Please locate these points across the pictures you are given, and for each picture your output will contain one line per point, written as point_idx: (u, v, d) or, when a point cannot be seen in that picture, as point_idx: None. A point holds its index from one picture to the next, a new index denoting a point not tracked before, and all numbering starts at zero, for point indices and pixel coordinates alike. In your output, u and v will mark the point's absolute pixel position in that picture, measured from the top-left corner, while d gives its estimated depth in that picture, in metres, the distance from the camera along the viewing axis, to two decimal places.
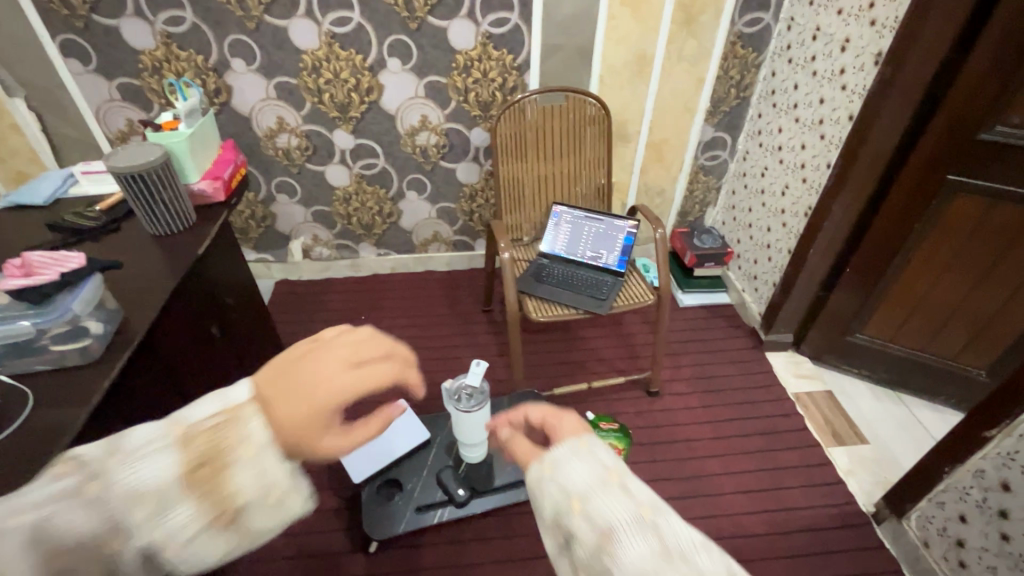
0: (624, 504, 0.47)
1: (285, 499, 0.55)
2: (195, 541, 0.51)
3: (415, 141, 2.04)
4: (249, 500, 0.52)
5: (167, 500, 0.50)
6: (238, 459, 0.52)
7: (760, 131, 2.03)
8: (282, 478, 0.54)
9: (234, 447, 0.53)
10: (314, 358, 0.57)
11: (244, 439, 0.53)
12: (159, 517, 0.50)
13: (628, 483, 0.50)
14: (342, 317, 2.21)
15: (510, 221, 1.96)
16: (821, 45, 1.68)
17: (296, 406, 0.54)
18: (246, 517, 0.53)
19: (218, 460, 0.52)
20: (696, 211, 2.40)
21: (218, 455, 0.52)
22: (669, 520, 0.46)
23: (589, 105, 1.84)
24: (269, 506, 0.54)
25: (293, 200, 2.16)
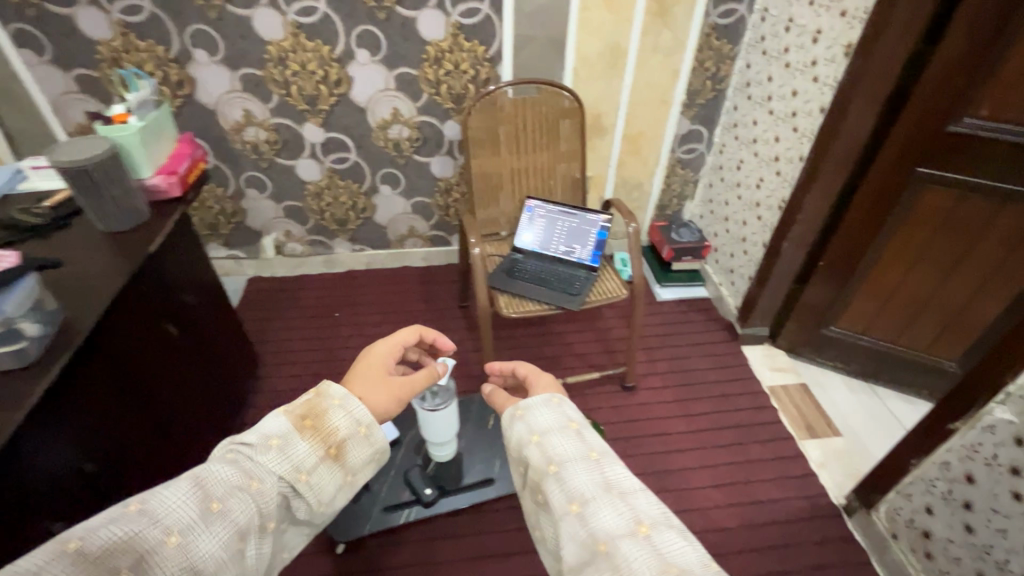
0: (579, 444, 0.76)
1: (372, 432, 0.79)
2: (317, 470, 0.74)
3: (387, 135, 2.00)
4: (347, 432, 0.78)
5: (292, 441, 0.73)
6: (331, 404, 0.78)
7: (736, 124, 2.01)
8: (366, 415, 0.79)
9: (327, 403, 0.78)
10: (366, 354, 1.02)
11: (333, 396, 0.80)
12: (288, 453, 0.72)
13: (585, 432, 0.79)
14: (316, 314, 2.18)
15: (484, 215, 1.93)
16: (793, 37, 1.66)
17: (366, 377, 0.95)
18: (350, 445, 0.77)
19: (317, 413, 0.77)
20: (673, 204, 2.38)
21: (317, 409, 0.78)
22: (607, 458, 0.75)
23: (561, 98, 1.82)
24: (363, 436, 0.78)
25: (263, 195, 2.11)
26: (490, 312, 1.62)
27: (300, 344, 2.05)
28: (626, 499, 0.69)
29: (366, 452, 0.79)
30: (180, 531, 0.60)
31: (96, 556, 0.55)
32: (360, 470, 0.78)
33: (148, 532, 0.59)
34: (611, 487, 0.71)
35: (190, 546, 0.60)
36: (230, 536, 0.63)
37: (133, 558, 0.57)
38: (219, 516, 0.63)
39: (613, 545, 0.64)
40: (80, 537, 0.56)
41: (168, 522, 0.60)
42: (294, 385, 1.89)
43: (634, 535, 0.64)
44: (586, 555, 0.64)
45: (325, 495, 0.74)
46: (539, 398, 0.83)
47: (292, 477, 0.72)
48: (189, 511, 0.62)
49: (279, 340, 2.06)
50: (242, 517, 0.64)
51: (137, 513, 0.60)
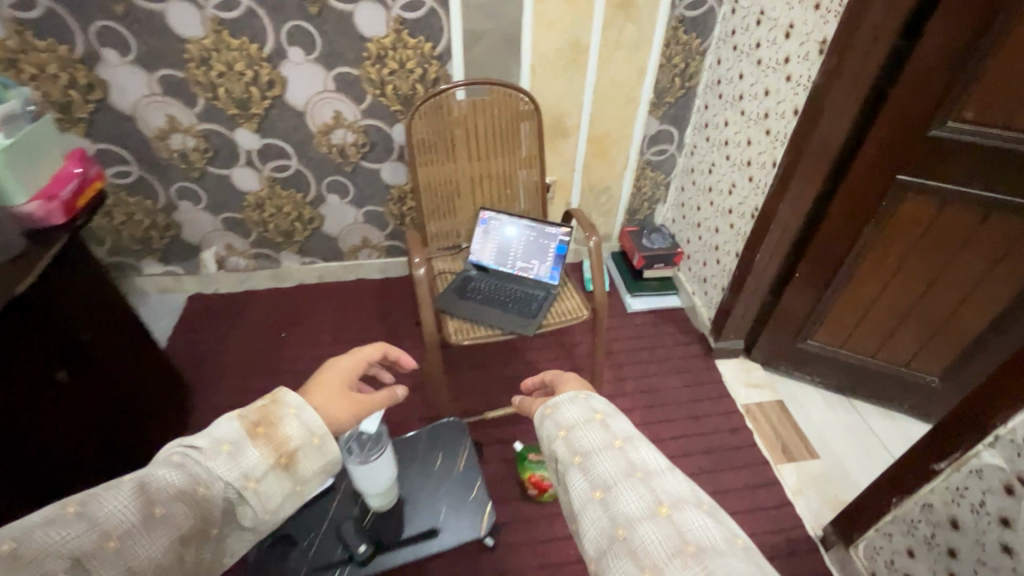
0: (603, 434, 0.78)
1: (325, 442, 0.73)
2: (266, 478, 0.68)
3: (330, 140, 1.83)
4: (300, 441, 0.71)
5: (240, 448, 0.67)
6: (285, 413, 0.72)
7: (707, 124, 1.88)
8: (321, 424, 0.73)
9: (281, 411, 0.72)
10: (329, 362, 0.91)
11: (288, 404, 0.73)
12: (237, 459, 0.66)
13: (611, 422, 0.81)
14: (261, 333, 2.01)
15: (436, 229, 1.75)
16: (764, 31, 1.53)
17: (327, 391, 0.84)
18: (302, 455, 0.71)
19: (269, 421, 0.71)
20: (645, 208, 2.25)
21: (270, 416, 0.72)
22: (632, 444, 0.76)
23: (517, 99, 1.65)
24: (316, 446, 0.72)
25: (198, 208, 1.93)
26: (438, 338, 1.48)
27: (241, 369, 1.88)
28: (648, 482, 0.69)
29: (318, 464, 0.72)
30: (122, 535, 0.54)
31: (35, 555, 0.50)
32: (310, 482, 0.72)
33: (86, 536, 0.52)
34: (635, 471, 0.72)
35: (129, 553, 0.54)
36: (175, 542, 0.57)
37: (70, 561, 0.51)
38: (161, 522, 0.57)
39: (633, 529, 0.65)
40: (14, 538, 0.50)
41: (106, 526, 0.54)
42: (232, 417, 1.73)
43: (655, 519, 0.65)
44: (608, 540, 0.66)
45: (271, 504, 0.68)
46: (565, 396, 0.85)
47: (238, 483, 0.66)
48: (129, 516, 0.55)
49: (217, 364, 1.89)
50: (186, 522, 0.59)
51: (75, 516, 0.54)
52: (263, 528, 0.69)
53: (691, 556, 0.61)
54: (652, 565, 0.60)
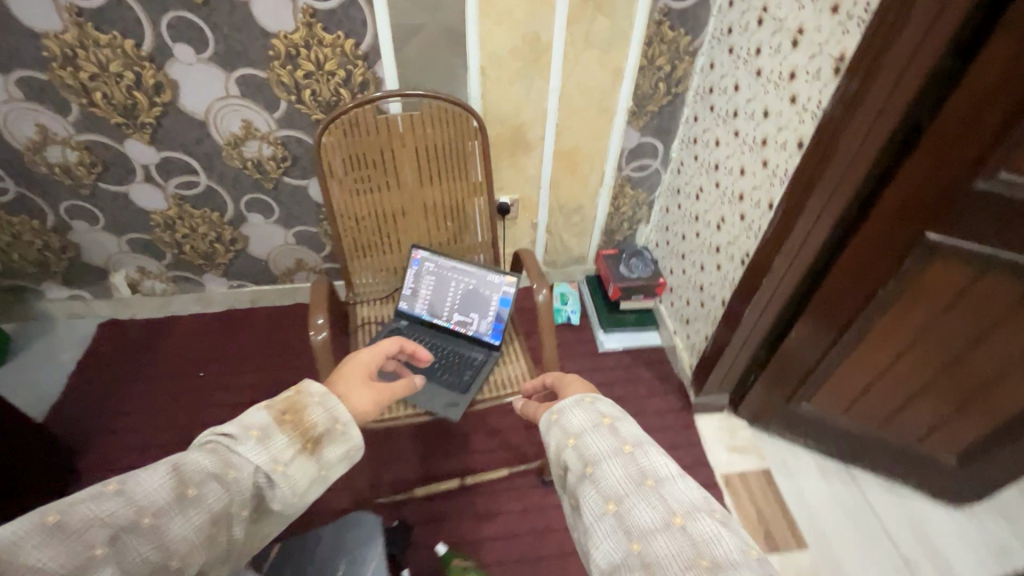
0: (612, 439, 0.73)
1: (348, 428, 0.75)
2: (293, 465, 0.68)
3: (242, 153, 1.53)
4: (324, 427, 0.73)
5: (269, 434, 0.68)
6: (312, 401, 0.74)
7: (696, 140, 1.56)
8: (345, 412, 0.76)
9: (307, 399, 0.74)
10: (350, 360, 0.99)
11: (313, 393, 0.75)
12: (267, 445, 0.67)
13: (620, 426, 0.76)
14: (175, 372, 1.74)
15: (360, 267, 1.45)
16: (766, 34, 1.20)
17: (348, 380, 0.91)
18: (327, 441, 0.72)
19: (297, 410, 0.72)
20: (624, 229, 1.95)
21: (297, 405, 0.73)
22: (642, 449, 0.71)
23: (456, 115, 1.32)
24: (341, 433, 0.74)
25: (96, 228, 1.65)
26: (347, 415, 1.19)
27: (145, 416, 1.62)
28: (658, 490, 0.65)
29: (343, 451, 0.74)
30: (155, 512, 0.57)
31: (75, 529, 0.53)
32: (333, 469, 0.73)
33: (124, 511, 0.56)
34: (646, 479, 0.67)
35: (163, 530, 0.57)
36: (206, 524, 0.60)
37: (106, 537, 0.54)
38: (191, 504, 0.59)
39: (646, 543, 0.60)
40: (60, 511, 0.54)
41: (138, 503, 0.57)
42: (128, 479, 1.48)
43: (668, 529, 0.60)
44: (620, 557, 0.61)
45: (300, 490, 0.69)
46: (571, 401, 0.81)
47: (268, 467, 0.67)
48: (163, 496, 0.58)
49: (119, 410, 1.63)
50: (218, 504, 0.61)
51: (114, 492, 0.57)
52: (291, 512, 0.69)
53: (708, 571, 0.56)
54: None
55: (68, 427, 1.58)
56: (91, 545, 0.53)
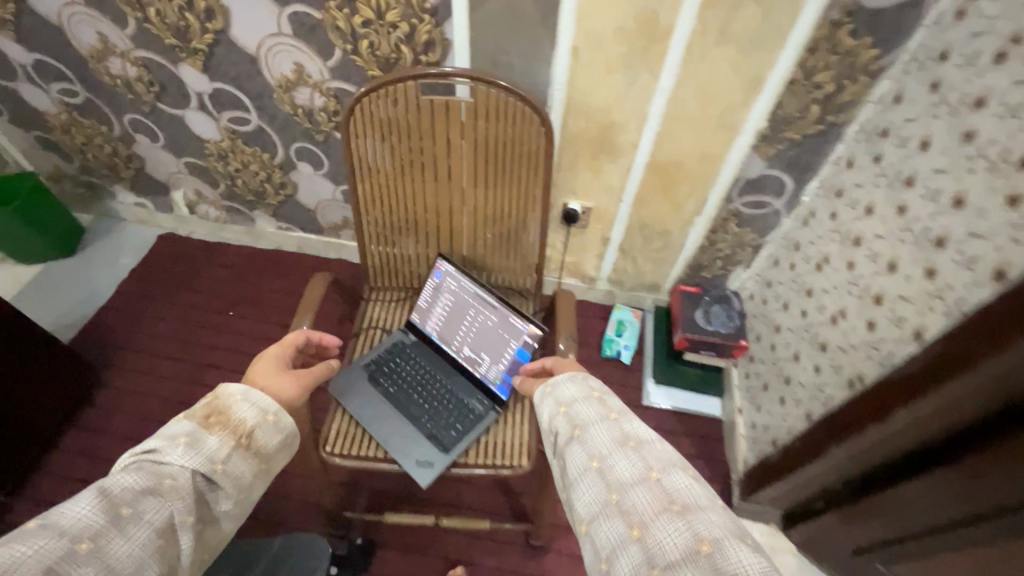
0: (600, 410, 0.80)
1: (277, 415, 0.84)
2: (230, 460, 0.76)
3: (293, 99, 1.37)
4: (254, 420, 0.81)
5: (199, 437, 0.75)
6: (232, 403, 0.81)
7: (841, 192, 1.15)
8: (270, 402, 0.84)
9: (229, 398, 0.82)
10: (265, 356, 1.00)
11: (233, 392, 0.83)
12: (200, 446, 0.74)
13: (609, 401, 0.83)
14: (207, 305, 1.74)
15: (378, 261, 1.25)
16: (1004, 81, 0.77)
17: (263, 369, 0.93)
18: (257, 432, 0.81)
19: (219, 413, 0.79)
20: (716, 267, 1.58)
21: (220, 406, 0.80)
22: (626, 418, 0.78)
23: (518, 111, 1.02)
24: (269, 422, 0.83)
25: (156, 145, 1.61)
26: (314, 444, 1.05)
27: (170, 346, 1.64)
28: (638, 450, 0.72)
29: (274, 436, 0.83)
30: (94, 535, 0.60)
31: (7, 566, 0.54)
32: (267, 458, 0.82)
33: (56, 541, 0.58)
34: (628, 441, 0.73)
35: (105, 550, 0.60)
36: (149, 534, 0.64)
37: (45, 568, 0.56)
38: (131, 520, 0.64)
39: (625, 493, 0.67)
40: None
41: (75, 530, 0.60)
42: (140, 408, 1.52)
43: (643, 481, 0.67)
44: (600, 505, 0.68)
45: (240, 480, 0.77)
46: (565, 376, 0.88)
47: (207, 468, 0.74)
48: (97, 519, 0.61)
49: (149, 333, 1.66)
50: (157, 514, 0.66)
51: (40, 526, 0.59)
52: (237, 505, 0.78)
53: (679, 517, 0.62)
54: (639, 521, 0.63)
55: (102, 337, 1.63)
56: None
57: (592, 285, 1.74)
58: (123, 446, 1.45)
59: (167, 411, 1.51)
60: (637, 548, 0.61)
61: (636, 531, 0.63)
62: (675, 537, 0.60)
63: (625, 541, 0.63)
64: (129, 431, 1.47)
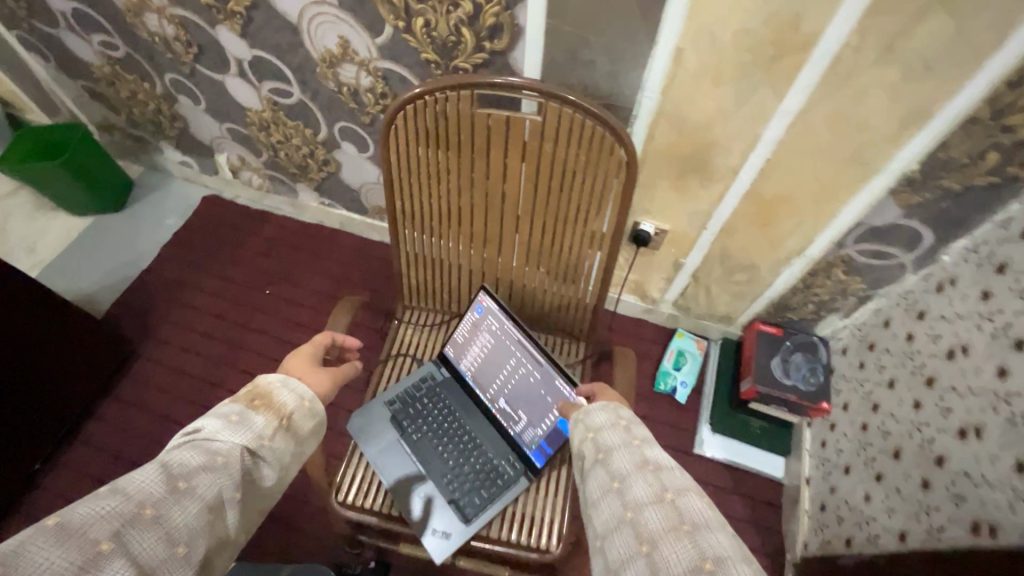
0: (626, 434, 0.76)
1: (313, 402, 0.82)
2: (274, 439, 0.75)
3: (338, 76, 1.20)
4: (293, 406, 0.80)
5: (246, 417, 0.74)
6: (273, 386, 0.79)
7: (1003, 268, 0.88)
8: (308, 389, 0.83)
9: (268, 384, 0.80)
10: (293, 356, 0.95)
11: (272, 380, 0.81)
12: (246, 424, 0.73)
13: (635, 427, 0.78)
14: (244, 281, 1.67)
15: (414, 280, 1.11)
16: None
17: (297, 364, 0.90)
18: (297, 417, 0.79)
19: (264, 396, 0.78)
20: (807, 310, 1.33)
21: (263, 392, 0.78)
22: (650, 442, 0.74)
23: (595, 137, 0.82)
24: (307, 408, 0.81)
25: (198, 107, 1.50)
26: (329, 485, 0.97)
27: (205, 321, 1.59)
28: (656, 473, 0.68)
29: (310, 422, 0.81)
30: (155, 504, 0.59)
31: (77, 528, 0.54)
32: (305, 443, 0.80)
33: (124, 505, 0.57)
34: (648, 465, 0.70)
35: (165, 518, 0.59)
36: (204, 508, 0.63)
37: (110, 534, 0.55)
38: (186, 494, 0.62)
39: (639, 513, 0.64)
40: (60, 513, 0.54)
41: (137, 499, 0.58)
42: (172, 385, 1.49)
43: (657, 501, 0.64)
44: (614, 522, 0.65)
45: (283, 461, 0.76)
46: (597, 401, 0.82)
47: (254, 445, 0.72)
48: (157, 489, 0.60)
49: (186, 305, 1.62)
50: (211, 488, 0.64)
51: (109, 491, 0.58)
52: (278, 483, 0.76)
53: (687, 536, 0.59)
54: (649, 542, 0.60)
55: (141, 304, 1.61)
56: (96, 542, 0.53)
57: (654, 306, 1.54)
58: (153, 423, 1.44)
59: (198, 391, 1.49)
60: (643, 563, 0.59)
61: (644, 546, 0.60)
62: (682, 556, 0.57)
63: (632, 557, 0.60)
64: (161, 408, 1.46)
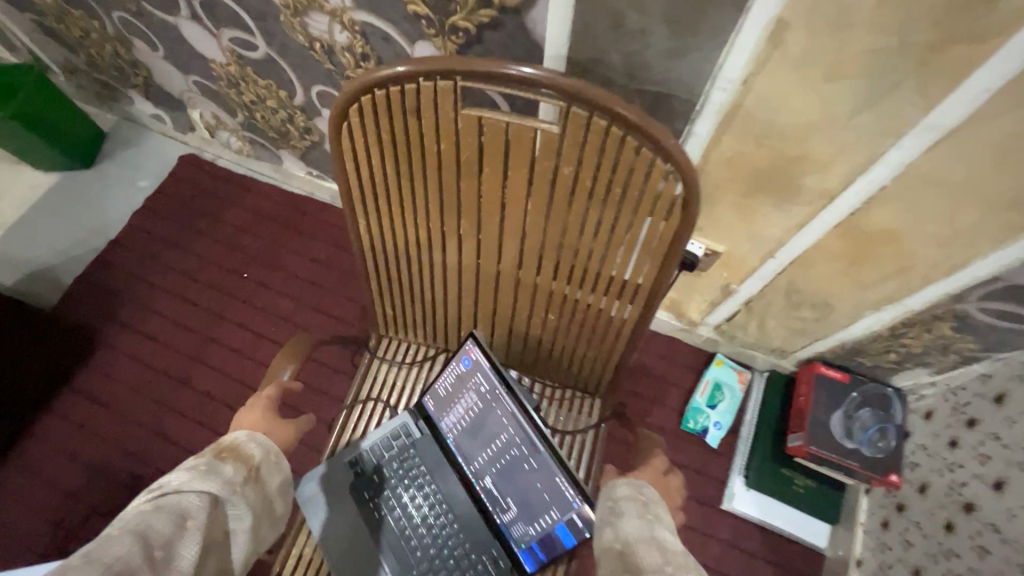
0: (641, 504, 0.63)
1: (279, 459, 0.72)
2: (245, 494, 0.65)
3: (307, 28, 0.92)
4: (261, 458, 0.69)
5: (215, 468, 0.64)
6: (237, 441, 0.69)
7: None
8: (271, 443, 0.72)
9: (234, 437, 0.69)
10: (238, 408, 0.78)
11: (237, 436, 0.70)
12: (216, 479, 0.63)
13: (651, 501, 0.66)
14: (221, 260, 1.47)
15: (391, 309, 0.88)
16: None
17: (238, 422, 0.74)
18: (264, 471, 0.69)
19: (229, 449, 0.68)
20: (887, 359, 1.06)
21: (228, 449, 0.68)
22: (664, 518, 0.62)
23: (639, 163, 0.57)
24: (272, 463, 0.71)
25: (157, 55, 1.25)
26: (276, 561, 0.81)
27: (176, 306, 1.42)
28: (666, 546, 0.57)
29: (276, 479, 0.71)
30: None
31: None
32: (275, 498, 0.70)
33: None
34: (657, 537, 0.58)
35: None
36: None
37: None
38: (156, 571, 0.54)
39: None
40: None
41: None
42: (135, 378, 1.34)
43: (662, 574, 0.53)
44: None
45: (254, 518, 0.66)
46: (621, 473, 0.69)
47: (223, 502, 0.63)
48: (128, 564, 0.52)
49: (155, 285, 1.44)
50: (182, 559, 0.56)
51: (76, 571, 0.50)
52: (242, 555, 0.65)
53: None
54: None
55: (106, 281, 1.44)
56: None
57: (691, 327, 1.28)
58: (115, 421, 1.30)
59: (164, 388, 1.33)
60: None
61: None
62: None
63: None
64: (121, 404, 1.31)
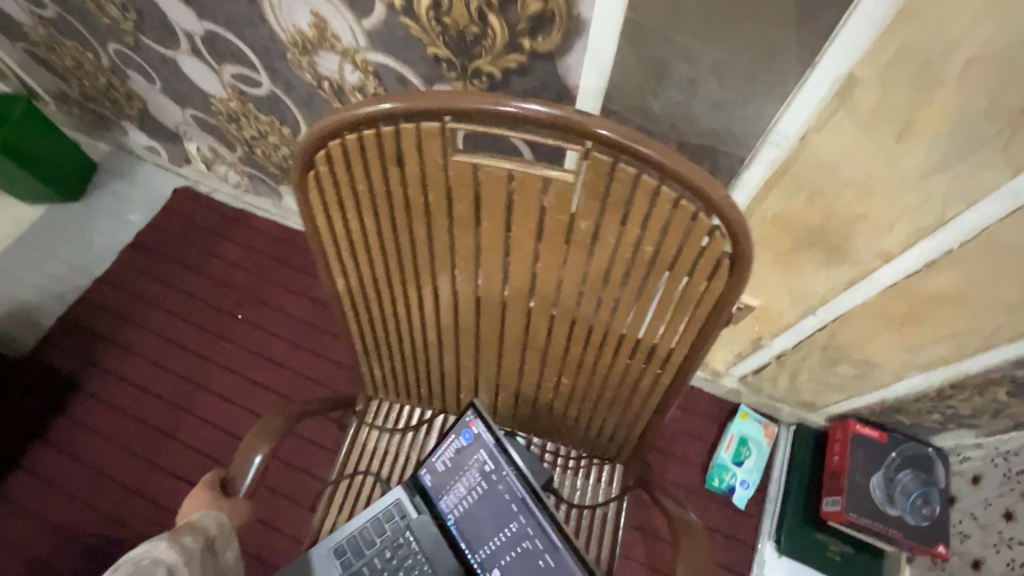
0: None
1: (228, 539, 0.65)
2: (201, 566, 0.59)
3: (315, 66, 0.87)
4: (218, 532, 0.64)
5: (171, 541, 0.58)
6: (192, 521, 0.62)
7: None
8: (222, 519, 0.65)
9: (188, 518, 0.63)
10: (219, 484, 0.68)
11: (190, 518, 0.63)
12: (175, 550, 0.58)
13: None
14: (209, 300, 1.39)
15: (382, 371, 0.80)
16: None
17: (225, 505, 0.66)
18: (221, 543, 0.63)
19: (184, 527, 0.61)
20: (930, 419, 0.99)
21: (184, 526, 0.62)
22: None
23: (678, 220, 0.51)
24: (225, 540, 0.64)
25: (153, 87, 1.19)
26: None
27: (157, 349, 1.33)
28: None
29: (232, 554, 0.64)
30: None
31: None
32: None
33: None
34: None
35: None
36: None
37: None
38: None
39: None
40: None
41: None
42: (111, 428, 1.24)
43: None
44: None
45: None
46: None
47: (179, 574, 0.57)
48: None
49: (136, 326, 1.35)
50: None
51: None
52: None
53: None
54: None
55: (87, 321, 1.35)
56: None
57: (714, 378, 1.21)
58: (86, 478, 1.19)
59: (140, 441, 1.23)
60: None
61: None
62: None
63: None
64: (95, 459, 1.21)
